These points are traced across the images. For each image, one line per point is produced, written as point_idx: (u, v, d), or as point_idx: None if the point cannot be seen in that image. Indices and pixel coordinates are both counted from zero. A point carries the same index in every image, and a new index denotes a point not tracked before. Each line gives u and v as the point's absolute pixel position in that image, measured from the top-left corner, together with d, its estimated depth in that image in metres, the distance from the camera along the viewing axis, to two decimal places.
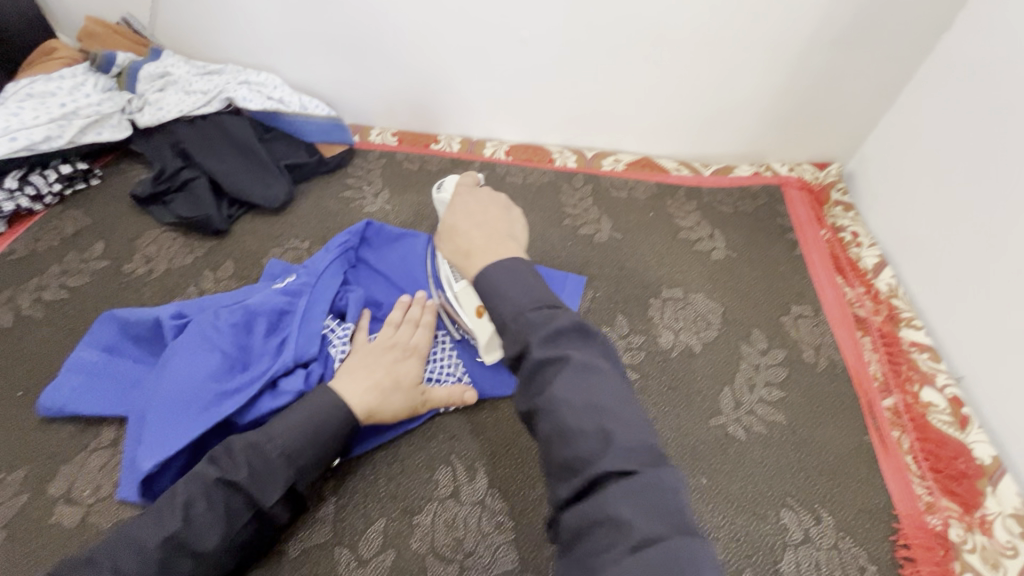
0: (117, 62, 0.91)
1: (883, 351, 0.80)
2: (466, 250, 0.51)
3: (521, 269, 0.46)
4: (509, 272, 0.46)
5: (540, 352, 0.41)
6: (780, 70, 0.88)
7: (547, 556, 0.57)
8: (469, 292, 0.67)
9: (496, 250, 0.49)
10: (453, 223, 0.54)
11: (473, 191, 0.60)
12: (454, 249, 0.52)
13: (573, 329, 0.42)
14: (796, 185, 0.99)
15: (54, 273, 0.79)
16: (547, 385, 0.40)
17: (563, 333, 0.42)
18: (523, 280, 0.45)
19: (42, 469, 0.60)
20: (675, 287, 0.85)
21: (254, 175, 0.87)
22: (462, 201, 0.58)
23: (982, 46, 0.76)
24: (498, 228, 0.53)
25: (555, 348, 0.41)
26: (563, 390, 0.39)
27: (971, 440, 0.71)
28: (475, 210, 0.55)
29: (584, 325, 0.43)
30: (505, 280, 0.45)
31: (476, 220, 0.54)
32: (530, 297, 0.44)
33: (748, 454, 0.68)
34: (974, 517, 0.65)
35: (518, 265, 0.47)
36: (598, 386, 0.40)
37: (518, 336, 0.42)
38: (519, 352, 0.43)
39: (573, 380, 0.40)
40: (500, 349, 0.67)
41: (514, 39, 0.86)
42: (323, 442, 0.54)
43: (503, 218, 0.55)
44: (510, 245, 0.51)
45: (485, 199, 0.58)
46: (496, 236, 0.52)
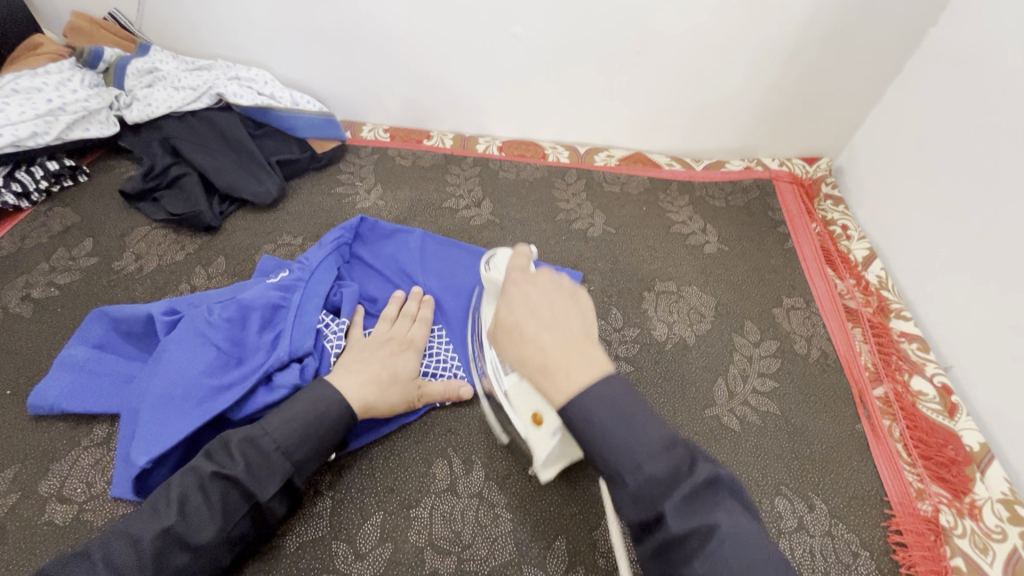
0: (105, 59, 0.88)
1: (873, 341, 0.81)
2: (542, 366, 0.45)
3: (618, 396, 0.42)
4: (608, 400, 0.42)
5: (678, 524, 0.38)
6: (771, 65, 0.89)
7: (545, 547, 0.57)
8: (526, 395, 0.56)
9: (576, 365, 0.44)
10: (514, 323, 0.49)
11: (529, 275, 0.53)
12: (524, 358, 0.47)
13: (708, 483, 0.39)
14: (786, 179, 1.00)
15: (42, 270, 0.78)
16: (690, 562, 0.37)
17: (696, 493, 0.39)
18: (621, 410, 0.42)
19: (32, 467, 0.60)
20: (668, 281, 0.85)
21: (245, 171, 0.86)
22: (522, 291, 0.51)
23: (966, 41, 0.77)
24: (575, 335, 0.47)
25: (698, 519, 0.38)
26: (717, 571, 0.36)
27: (959, 427, 0.72)
28: (539, 306, 0.49)
29: (716, 478, 0.40)
30: (606, 415, 0.42)
31: (548, 322, 0.48)
32: (653, 445, 0.41)
33: (742, 444, 0.69)
34: (963, 503, 0.66)
35: (622, 397, 0.42)
36: (752, 559, 0.37)
37: (647, 500, 0.39)
38: (649, 518, 0.39)
39: (727, 555, 0.37)
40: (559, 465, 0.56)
41: (506, 35, 0.86)
42: (320, 435, 0.54)
43: (574, 316, 0.49)
44: (595, 357, 0.45)
45: (549, 288, 0.51)
46: (575, 346, 0.46)
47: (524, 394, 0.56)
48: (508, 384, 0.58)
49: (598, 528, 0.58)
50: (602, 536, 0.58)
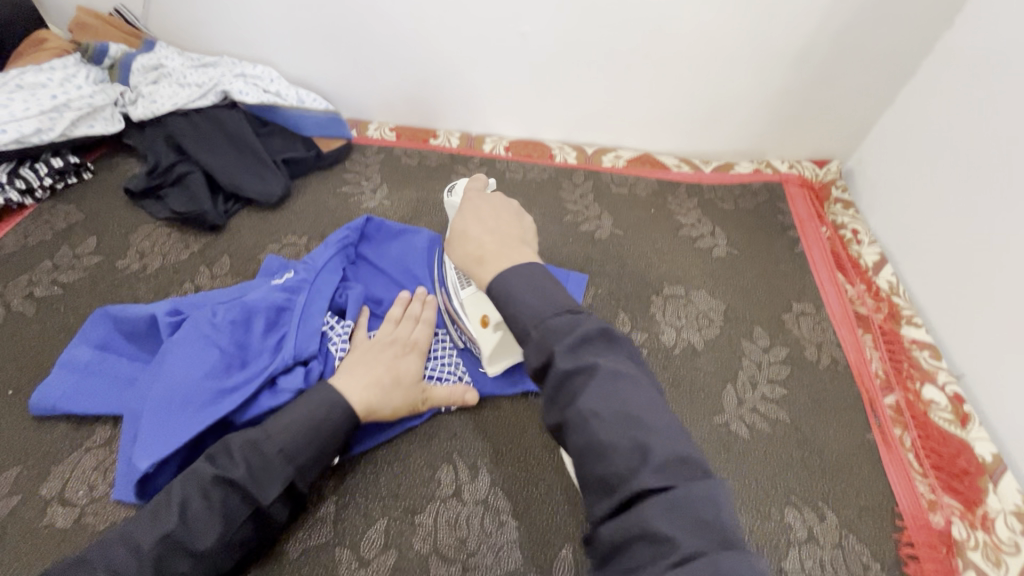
0: (110, 54, 0.89)
1: (884, 349, 0.80)
2: (479, 257, 0.49)
3: (539, 277, 0.46)
4: (526, 279, 0.46)
5: (565, 362, 0.41)
6: (781, 66, 0.88)
7: (552, 555, 0.56)
8: (477, 301, 0.64)
9: (509, 255, 0.49)
10: (463, 226, 0.53)
11: (484, 194, 0.59)
12: (465, 253, 0.51)
13: (598, 335, 0.42)
14: (797, 182, 0.99)
15: (45, 269, 0.77)
16: (574, 397, 0.40)
17: (586, 342, 0.42)
18: (542, 290, 0.45)
19: (34, 469, 0.59)
20: (676, 285, 0.84)
21: (251, 170, 0.85)
22: (473, 205, 0.56)
23: (982, 43, 0.76)
24: (511, 236, 0.52)
25: (584, 358, 0.41)
26: (608, 427, 0.38)
27: (972, 438, 0.71)
28: (487, 216, 0.54)
29: (608, 332, 0.43)
30: (521, 285, 0.45)
31: (490, 226, 0.53)
32: (553, 304, 0.44)
33: (751, 452, 0.68)
34: (976, 515, 0.65)
35: (539, 277, 0.46)
36: (628, 394, 0.40)
37: (544, 345, 0.42)
38: (546, 365, 0.42)
39: (607, 393, 0.39)
40: (503, 361, 0.65)
41: (514, 34, 0.85)
42: (324, 441, 0.53)
43: (517, 224, 0.54)
44: (523, 252, 0.50)
45: (497, 206, 0.56)
46: (510, 241, 0.51)
47: (475, 299, 0.64)
48: (463, 296, 0.65)
49: None
50: None
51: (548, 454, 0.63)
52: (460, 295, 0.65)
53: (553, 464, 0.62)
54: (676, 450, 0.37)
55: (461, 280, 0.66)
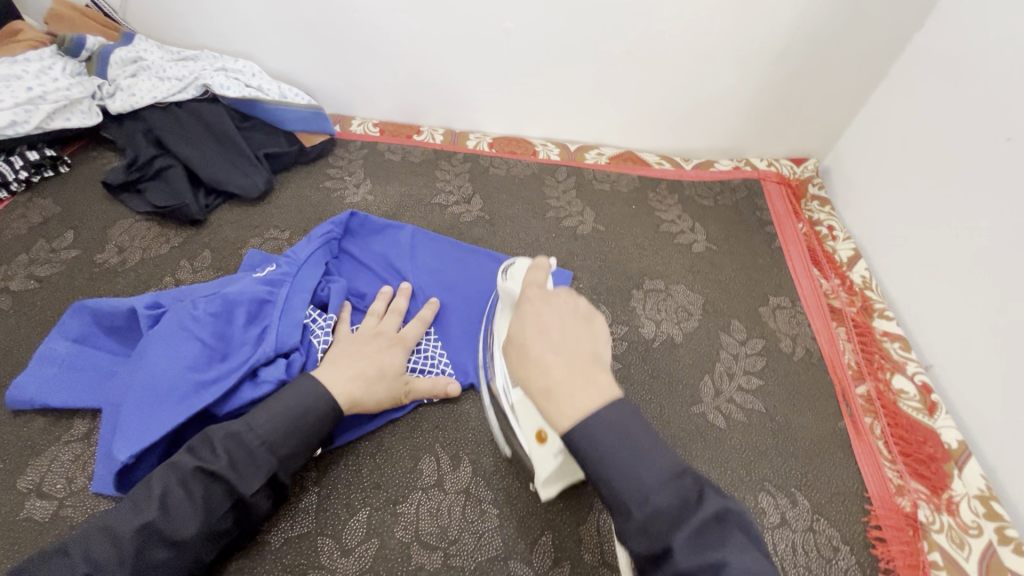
0: (87, 46, 0.87)
1: (857, 340, 0.82)
2: (546, 390, 0.42)
3: (629, 420, 0.41)
4: (615, 427, 0.41)
5: (687, 560, 0.37)
6: (759, 65, 0.90)
7: (532, 541, 0.57)
8: (528, 410, 0.57)
9: (583, 389, 0.42)
10: (522, 340, 0.45)
11: (546, 292, 0.49)
12: (526, 378, 0.44)
13: (715, 518, 0.38)
14: (774, 179, 1.01)
15: (21, 262, 0.76)
16: (674, 555, 0.37)
17: (705, 528, 0.38)
18: (631, 441, 0.41)
19: (9, 462, 0.58)
20: (656, 279, 0.86)
21: (232, 165, 0.85)
22: (534, 310, 0.47)
23: (950, 45, 0.78)
24: (583, 356, 0.43)
25: (708, 555, 0.37)
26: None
27: (939, 425, 0.73)
28: (551, 327, 0.45)
29: (725, 512, 0.39)
30: (611, 439, 0.40)
31: (554, 340, 0.44)
32: (658, 475, 0.40)
33: (728, 440, 0.70)
34: (941, 499, 0.68)
35: (625, 423, 0.41)
36: None
37: (653, 534, 0.38)
38: (654, 551, 0.39)
39: None
40: (560, 483, 0.55)
41: (497, 31, 0.86)
42: (307, 432, 0.53)
43: (586, 340, 0.45)
44: (602, 381, 0.42)
45: (561, 311, 0.46)
46: (582, 366, 0.43)
47: (531, 409, 0.56)
48: (513, 398, 0.58)
49: (585, 523, 0.59)
50: (588, 531, 0.58)
51: None
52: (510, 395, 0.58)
53: None
54: None
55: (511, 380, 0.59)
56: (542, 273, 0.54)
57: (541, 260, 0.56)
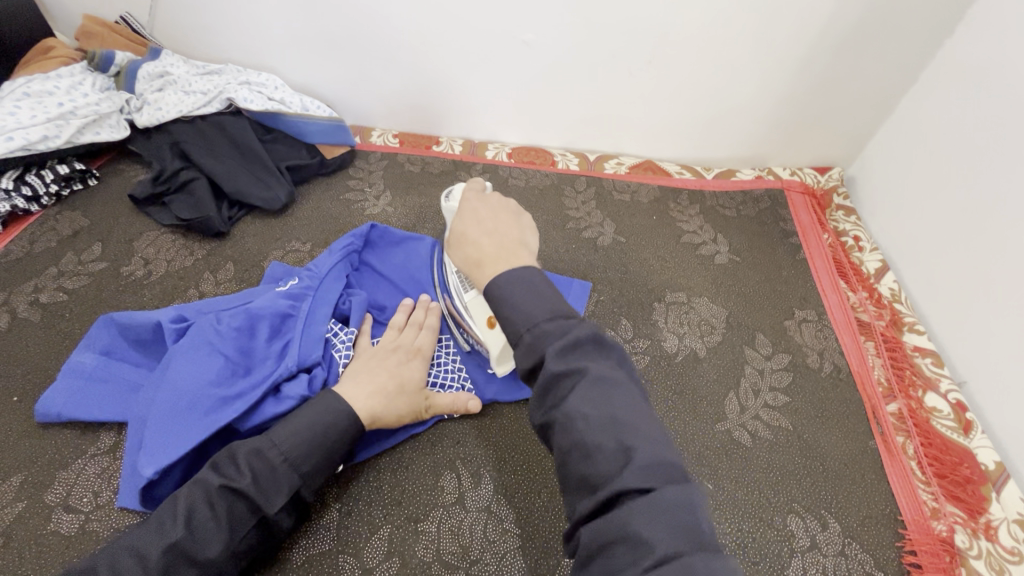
0: (116, 62, 0.89)
1: (887, 356, 0.80)
2: (478, 261, 0.48)
3: (534, 277, 0.44)
4: (523, 283, 0.44)
5: (556, 365, 0.39)
6: (782, 73, 0.88)
7: (554, 563, 0.56)
8: (480, 303, 0.64)
9: (507, 260, 0.47)
10: (462, 230, 0.51)
11: (484, 195, 0.56)
12: (465, 257, 0.50)
13: (590, 340, 0.41)
14: (798, 189, 0.99)
15: (51, 275, 0.78)
16: (562, 400, 0.39)
17: (577, 347, 0.41)
18: (535, 289, 0.43)
19: (39, 475, 0.59)
20: (678, 291, 0.84)
21: (255, 177, 0.86)
22: (472, 207, 0.54)
23: (983, 51, 0.76)
24: (510, 241, 0.49)
25: (572, 363, 0.40)
26: (581, 403, 0.38)
27: (974, 445, 0.71)
28: (485, 217, 0.52)
29: (602, 338, 0.41)
30: (522, 295, 0.43)
31: (488, 229, 0.51)
32: (546, 309, 0.42)
33: (754, 458, 0.68)
34: (979, 523, 0.65)
35: (536, 281, 0.44)
36: (615, 399, 0.39)
37: (535, 348, 0.41)
38: (534, 364, 0.41)
39: (595, 399, 0.38)
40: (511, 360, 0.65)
41: (517, 42, 0.86)
42: (330, 448, 0.53)
43: (514, 227, 0.51)
44: (522, 255, 0.48)
45: (496, 206, 0.54)
46: (510, 247, 0.48)
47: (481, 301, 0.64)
48: (466, 297, 0.65)
49: None
50: None
51: (550, 461, 0.63)
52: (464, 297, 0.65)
53: (555, 471, 0.62)
54: (667, 459, 0.37)
55: (465, 283, 0.66)
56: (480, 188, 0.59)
57: (480, 181, 0.61)
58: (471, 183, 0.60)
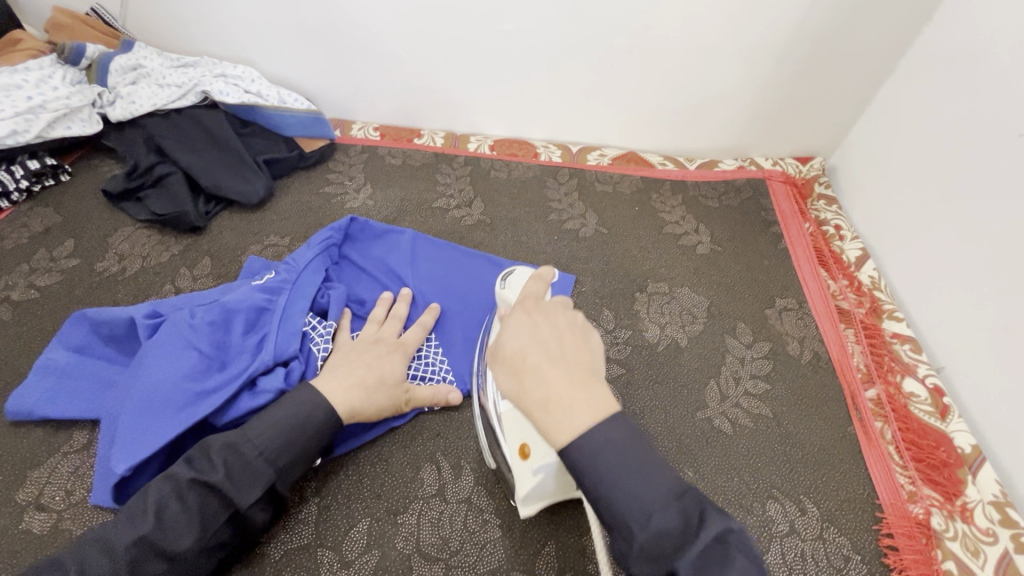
0: (87, 54, 0.87)
1: (866, 343, 0.80)
2: (545, 402, 0.41)
3: (624, 441, 0.40)
4: (612, 450, 0.40)
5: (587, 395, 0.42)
6: (764, 63, 0.88)
7: (535, 552, 0.56)
8: (515, 422, 0.55)
9: (580, 402, 0.41)
10: (519, 351, 0.44)
11: (543, 306, 0.48)
12: (523, 392, 0.42)
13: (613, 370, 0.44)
14: (780, 179, 0.99)
15: (22, 272, 0.76)
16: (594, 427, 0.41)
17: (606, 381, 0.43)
18: (634, 463, 0.40)
19: (9, 474, 0.58)
20: (660, 282, 0.84)
21: (231, 171, 0.84)
22: (527, 324, 0.46)
23: (959, 39, 0.76)
24: (582, 369, 0.43)
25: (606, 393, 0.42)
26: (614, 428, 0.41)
27: (951, 429, 0.72)
28: (549, 342, 0.44)
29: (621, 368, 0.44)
30: (619, 468, 0.39)
31: (554, 353, 0.43)
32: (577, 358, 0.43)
33: (734, 446, 0.68)
34: (955, 505, 0.66)
35: (625, 444, 0.40)
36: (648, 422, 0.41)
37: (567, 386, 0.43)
38: None
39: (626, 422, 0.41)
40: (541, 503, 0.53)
41: (497, 32, 0.85)
42: (305, 441, 0.53)
43: (584, 353, 0.44)
44: (601, 396, 0.42)
45: (556, 321, 0.46)
46: (582, 380, 0.42)
47: (518, 421, 0.54)
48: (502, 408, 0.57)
49: (588, 533, 0.58)
50: (592, 541, 0.57)
51: None
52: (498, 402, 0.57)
53: None
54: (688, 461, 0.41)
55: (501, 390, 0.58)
56: (544, 283, 0.54)
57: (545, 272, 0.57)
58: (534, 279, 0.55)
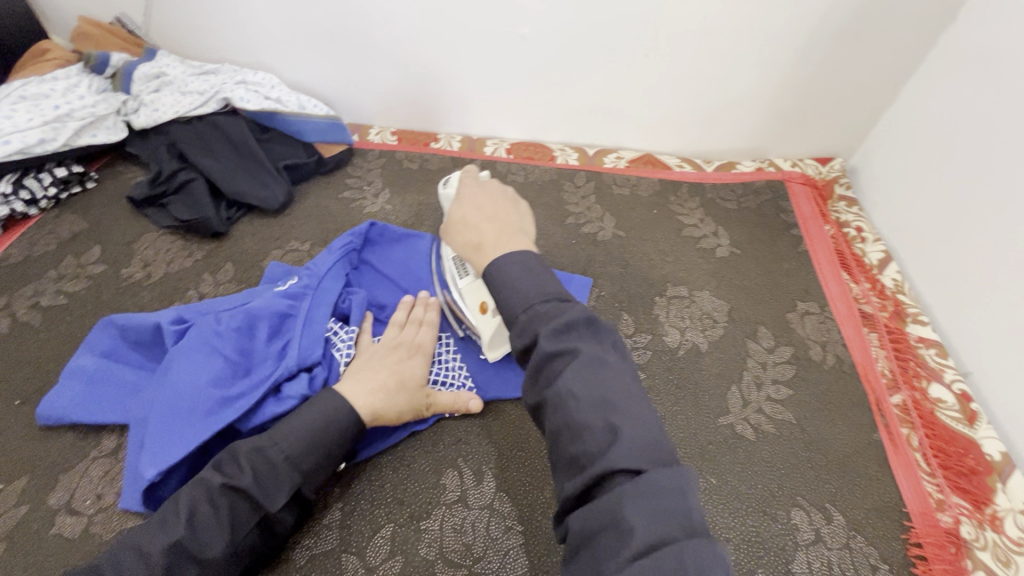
0: (111, 63, 0.89)
1: (890, 347, 0.79)
2: (478, 244, 0.52)
3: (531, 263, 0.47)
4: (519, 266, 0.47)
5: (549, 345, 0.41)
6: (783, 63, 0.87)
7: (558, 559, 0.56)
8: (476, 286, 0.65)
9: (504, 244, 0.50)
10: (461, 214, 0.56)
11: (480, 182, 0.60)
12: (466, 241, 0.54)
13: (582, 324, 0.43)
14: (799, 180, 0.98)
15: (51, 278, 0.78)
16: (553, 379, 0.41)
17: (568, 327, 0.42)
18: (536, 276, 0.46)
19: (42, 480, 0.59)
20: (679, 286, 0.84)
21: (252, 176, 0.85)
22: (471, 193, 0.58)
23: (985, 38, 0.75)
24: (508, 223, 0.54)
25: (564, 344, 0.41)
26: (573, 381, 0.40)
27: (980, 436, 0.70)
28: (484, 203, 0.56)
29: (593, 321, 0.43)
30: (515, 273, 0.46)
31: (487, 215, 0.55)
32: (537, 289, 0.45)
33: (757, 452, 0.68)
34: (985, 514, 0.65)
35: (529, 262, 0.47)
36: (606, 379, 0.40)
37: (528, 329, 0.43)
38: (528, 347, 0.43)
39: (581, 375, 0.40)
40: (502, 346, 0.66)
41: (513, 36, 0.85)
42: (330, 446, 0.53)
43: (511, 211, 0.56)
44: (517, 237, 0.52)
45: (493, 193, 0.58)
46: (507, 229, 0.53)
47: (473, 288, 0.65)
48: (461, 282, 0.66)
49: None
50: None
51: None
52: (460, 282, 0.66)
53: None
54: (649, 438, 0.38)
55: (460, 267, 0.67)
56: (474, 174, 0.63)
57: (471, 167, 0.65)
58: (465, 171, 0.64)
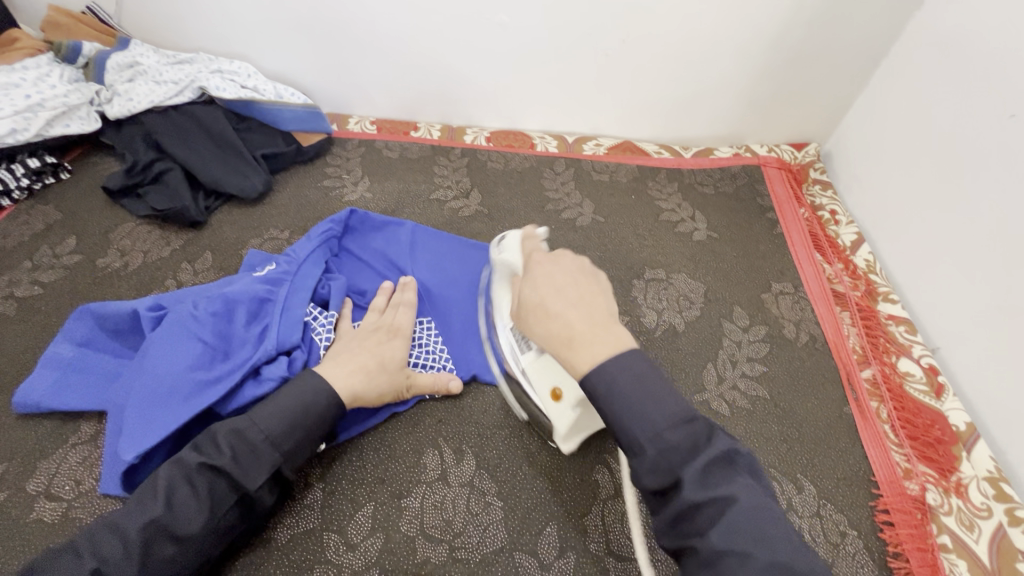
0: (83, 54, 0.89)
1: (862, 324, 0.81)
2: (568, 339, 0.45)
3: (640, 369, 0.43)
4: (626, 372, 0.43)
5: (693, 493, 0.39)
6: (757, 50, 0.88)
7: (536, 532, 0.57)
8: (545, 369, 0.59)
9: (600, 343, 0.45)
10: (538, 299, 0.49)
11: (552, 254, 0.53)
12: (548, 334, 0.47)
13: (722, 457, 0.41)
14: (774, 164, 1.00)
15: (25, 268, 0.77)
16: (703, 529, 0.39)
17: (711, 468, 0.40)
18: (652, 391, 0.42)
19: (18, 467, 0.59)
20: (657, 269, 0.85)
21: (230, 166, 0.85)
22: (544, 270, 0.51)
23: (950, 22, 0.77)
24: (599, 311, 0.47)
25: (715, 490, 0.39)
26: (724, 537, 0.38)
27: (946, 408, 0.73)
28: (564, 284, 0.49)
29: (732, 454, 0.41)
30: (631, 388, 0.42)
31: (569, 297, 0.48)
32: (667, 415, 0.42)
33: (732, 427, 0.69)
34: (950, 482, 0.67)
35: (644, 372, 0.43)
36: (760, 521, 0.38)
37: (665, 467, 0.40)
38: (666, 484, 0.41)
39: (735, 521, 0.38)
40: (577, 438, 0.59)
41: (491, 24, 0.86)
42: (310, 427, 0.54)
43: (594, 287, 0.49)
44: (617, 334, 0.45)
45: (568, 267, 0.51)
46: (601, 320, 0.46)
47: (541, 369, 0.59)
48: (526, 362, 0.60)
49: (588, 513, 0.59)
50: (592, 522, 0.58)
51: (532, 438, 0.64)
52: (524, 359, 0.61)
53: (537, 447, 0.63)
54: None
55: (522, 344, 0.61)
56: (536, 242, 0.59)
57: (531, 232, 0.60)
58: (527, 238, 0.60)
